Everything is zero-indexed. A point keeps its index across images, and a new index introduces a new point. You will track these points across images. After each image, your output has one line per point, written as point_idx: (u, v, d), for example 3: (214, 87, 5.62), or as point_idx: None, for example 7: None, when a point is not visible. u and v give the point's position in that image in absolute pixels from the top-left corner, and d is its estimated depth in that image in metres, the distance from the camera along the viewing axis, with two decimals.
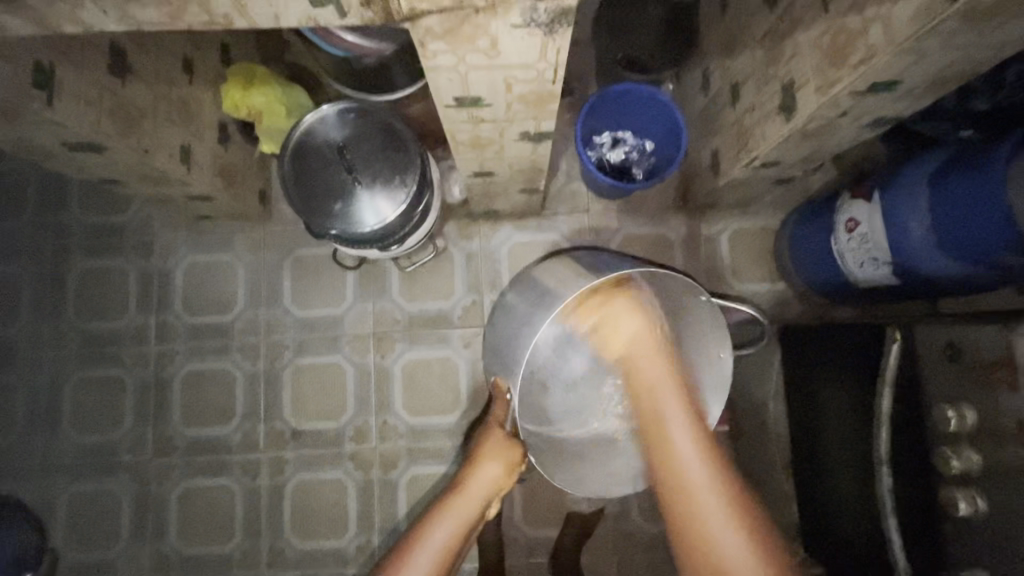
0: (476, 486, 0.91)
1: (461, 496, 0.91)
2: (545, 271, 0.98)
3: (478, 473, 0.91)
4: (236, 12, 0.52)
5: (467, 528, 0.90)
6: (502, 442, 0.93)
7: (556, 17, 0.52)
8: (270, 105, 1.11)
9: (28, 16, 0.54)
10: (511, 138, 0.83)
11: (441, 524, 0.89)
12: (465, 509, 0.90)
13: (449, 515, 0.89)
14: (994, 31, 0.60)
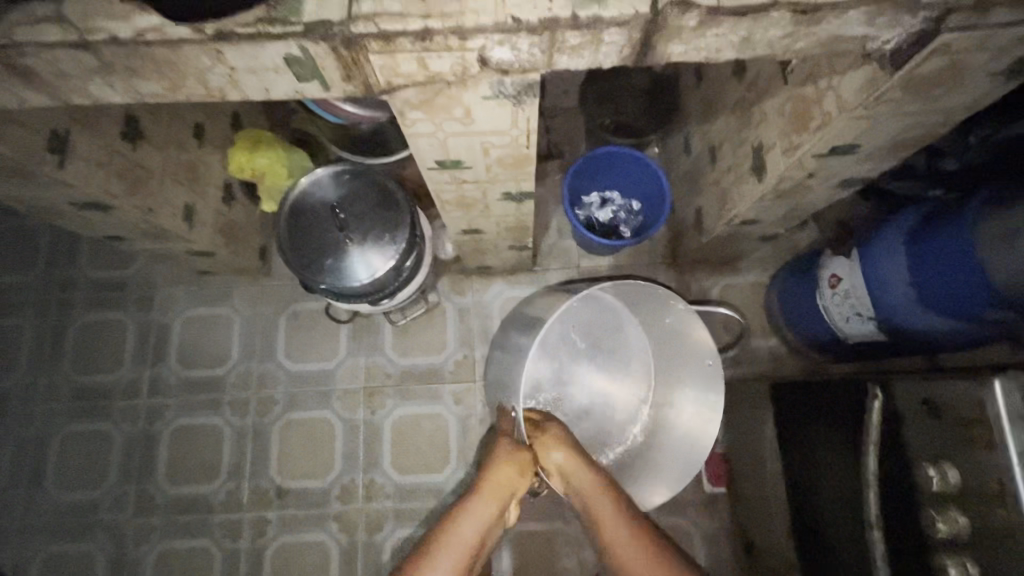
0: (504, 489, 0.79)
1: (483, 502, 0.76)
2: (529, 309, 1.05)
3: (506, 482, 0.79)
4: (229, 86, 0.57)
5: (485, 534, 0.74)
6: (526, 456, 0.82)
7: (522, 90, 0.57)
8: (272, 166, 1.17)
9: (42, 90, 0.59)
10: (494, 197, 0.87)
11: (461, 538, 0.72)
12: (483, 508, 0.75)
13: (465, 516, 0.74)
14: (935, 100, 0.63)
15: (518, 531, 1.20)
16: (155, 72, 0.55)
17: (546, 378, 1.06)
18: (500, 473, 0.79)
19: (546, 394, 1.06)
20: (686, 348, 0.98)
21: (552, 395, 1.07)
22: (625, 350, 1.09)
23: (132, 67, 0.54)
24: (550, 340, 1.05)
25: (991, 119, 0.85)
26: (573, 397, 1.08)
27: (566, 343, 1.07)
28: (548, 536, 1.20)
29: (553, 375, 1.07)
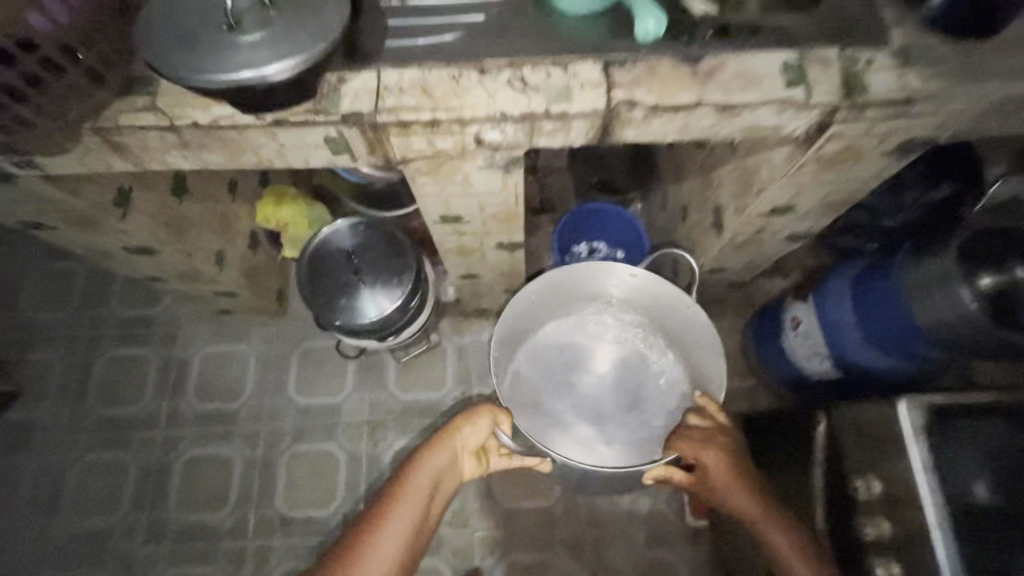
0: (450, 442, 0.89)
1: (432, 455, 0.87)
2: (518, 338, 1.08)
3: (451, 438, 0.89)
4: (277, 158, 0.72)
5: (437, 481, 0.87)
6: (464, 419, 0.90)
7: (509, 162, 0.72)
8: (295, 219, 1.32)
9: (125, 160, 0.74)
10: (490, 246, 1.01)
11: (415, 488, 0.84)
12: (437, 460, 0.87)
13: (420, 467, 0.86)
14: (847, 172, 0.78)
15: (509, 561, 1.26)
16: (221, 147, 0.70)
17: (562, 395, 1.07)
18: (445, 434, 0.90)
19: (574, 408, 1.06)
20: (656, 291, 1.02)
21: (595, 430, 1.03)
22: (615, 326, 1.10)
23: (203, 144, 0.69)
24: (540, 377, 1.08)
25: (918, 182, 0.99)
26: (608, 408, 1.05)
27: (562, 377, 1.08)
28: (539, 567, 1.25)
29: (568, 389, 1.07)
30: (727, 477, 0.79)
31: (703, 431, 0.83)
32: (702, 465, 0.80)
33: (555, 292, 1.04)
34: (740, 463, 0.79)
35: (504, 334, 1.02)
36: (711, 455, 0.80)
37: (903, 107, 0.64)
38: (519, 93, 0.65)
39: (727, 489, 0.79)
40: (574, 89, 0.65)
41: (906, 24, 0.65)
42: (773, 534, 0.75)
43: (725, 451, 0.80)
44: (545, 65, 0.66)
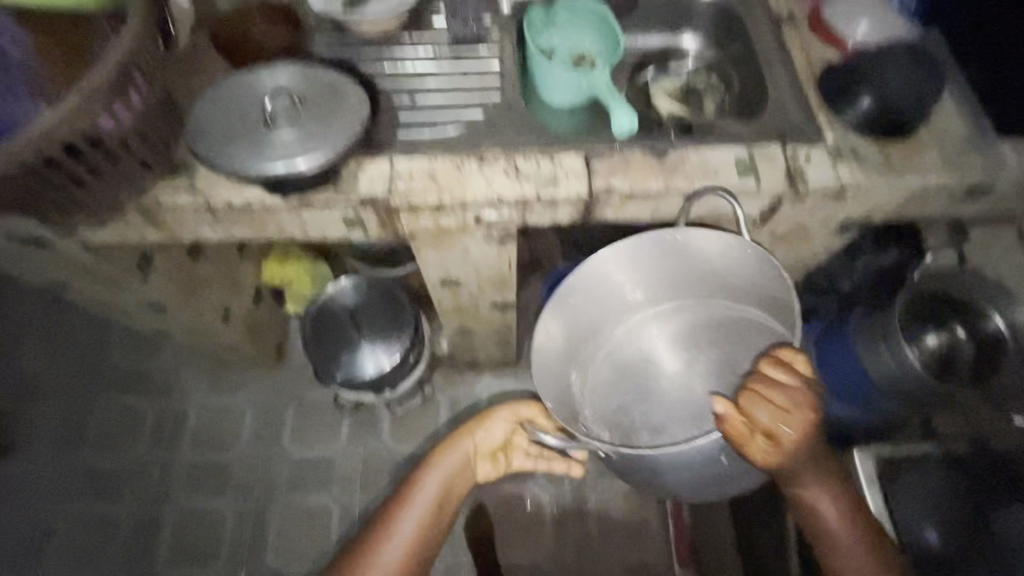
0: (466, 444, 0.92)
1: (446, 458, 0.90)
2: (551, 350, 0.84)
3: (465, 442, 0.92)
4: (297, 232, 0.81)
5: (452, 482, 0.90)
6: (479, 419, 0.93)
7: (504, 236, 0.82)
8: (298, 275, 1.39)
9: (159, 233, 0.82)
10: (484, 305, 1.09)
11: (427, 490, 0.87)
12: (451, 461, 0.90)
13: (437, 467, 0.89)
14: (800, 245, 0.89)
15: None
16: (249, 224, 0.79)
17: (628, 397, 0.86)
18: (462, 436, 0.92)
19: (654, 412, 0.84)
20: (691, 250, 0.81)
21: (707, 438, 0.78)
22: (664, 291, 0.88)
23: (233, 221, 0.78)
24: (609, 397, 0.86)
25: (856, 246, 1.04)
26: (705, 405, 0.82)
27: (638, 384, 0.86)
28: None
29: (633, 389, 0.86)
30: (796, 450, 0.69)
31: (785, 391, 0.70)
32: (777, 437, 0.69)
33: (583, 281, 0.82)
34: (814, 435, 0.70)
35: (549, 351, 0.84)
36: (790, 428, 0.69)
37: (838, 196, 0.76)
38: (512, 180, 0.75)
39: (783, 450, 0.69)
40: (559, 177, 0.76)
41: (834, 126, 0.78)
42: (816, 500, 0.74)
43: (808, 420, 0.69)
44: (534, 155, 0.77)
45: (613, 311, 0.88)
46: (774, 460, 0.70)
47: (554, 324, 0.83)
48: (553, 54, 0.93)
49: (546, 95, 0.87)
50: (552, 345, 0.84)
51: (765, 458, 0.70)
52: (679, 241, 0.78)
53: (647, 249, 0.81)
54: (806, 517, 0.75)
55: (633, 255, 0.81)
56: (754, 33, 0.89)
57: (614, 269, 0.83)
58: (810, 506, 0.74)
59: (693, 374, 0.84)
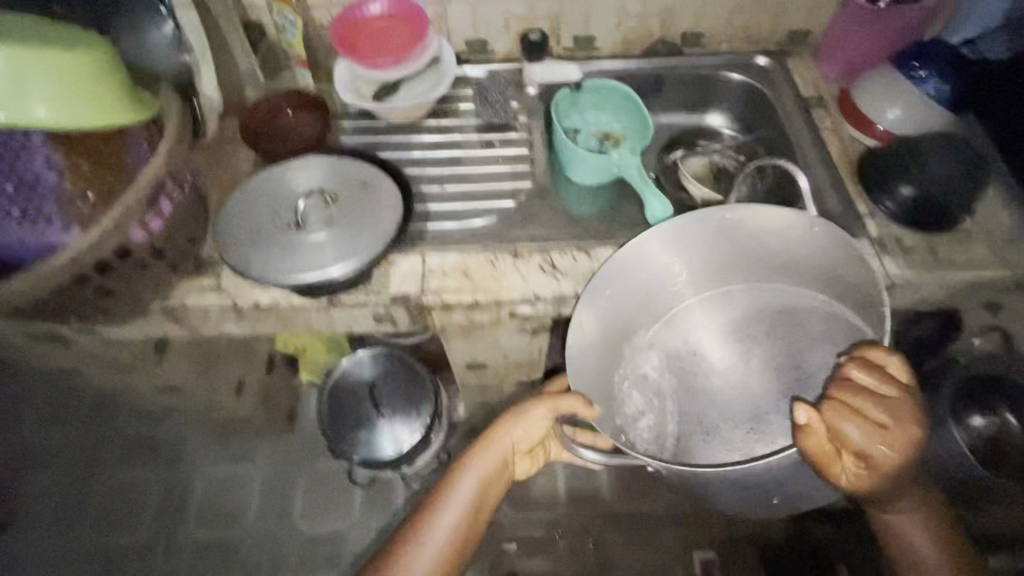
0: (499, 445, 0.75)
1: (471, 464, 0.74)
2: (591, 349, 0.73)
3: (496, 443, 0.75)
4: (324, 328, 0.78)
5: (488, 486, 0.74)
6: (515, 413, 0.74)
7: (536, 328, 0.79)
8: (314, 344, 1.28)
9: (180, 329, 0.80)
10: (511, 385, 1.05)
11: (448, 504, 0.72)
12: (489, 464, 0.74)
13: (473, 469, 0.73)
14: None
15: None
16: (274, 322, 0.76)
17: (675, 396, 0.78)
18: (493, 436, 0.75)
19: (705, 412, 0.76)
20: (751, 230, 0.71)
21: (767, 443, 0.72)
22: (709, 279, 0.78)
23: (258, 320, 0.75)
24: (660, 399, 0.77)
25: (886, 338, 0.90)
26: (765, 406, 0.74)
27: (685, 381, 0.78)
28: None
29: (678, 384, 0.78)
30: (892, 472, 0.58)
31: (884, 406, 0.59)
32: (868, 457, 0.58)
33: (623, 272, 0.72)
34: (916, 456, 0.59)
35: (589, 352, 0.72)
36: (887, 449, 0.57)
37: (886, 290, 0.73)
38: (549, 276, 0.73)
39: (876, 472, 0.59)
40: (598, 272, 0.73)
41: (875, 217, 0.77)
42: (899, 520, 0.65)
43: (912, 437, 0.58)
44: (570, 250, 0.75)
45: (653, 301, 0.78)
46: (859, 481, 0.60)
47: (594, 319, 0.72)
48: (579, 140, 0.91)
49: (569, 177, 0.85)
50: (592, 342, 0.73)
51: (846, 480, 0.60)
52: (730, 221, 0.70)
53: (694, 228, 0.71)
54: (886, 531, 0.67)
55: (679, 233, 0.72)
56: (784, 116, 0.89)
57: (658, 251, 0.73)
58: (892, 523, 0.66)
59: (746, 371, 0.77)
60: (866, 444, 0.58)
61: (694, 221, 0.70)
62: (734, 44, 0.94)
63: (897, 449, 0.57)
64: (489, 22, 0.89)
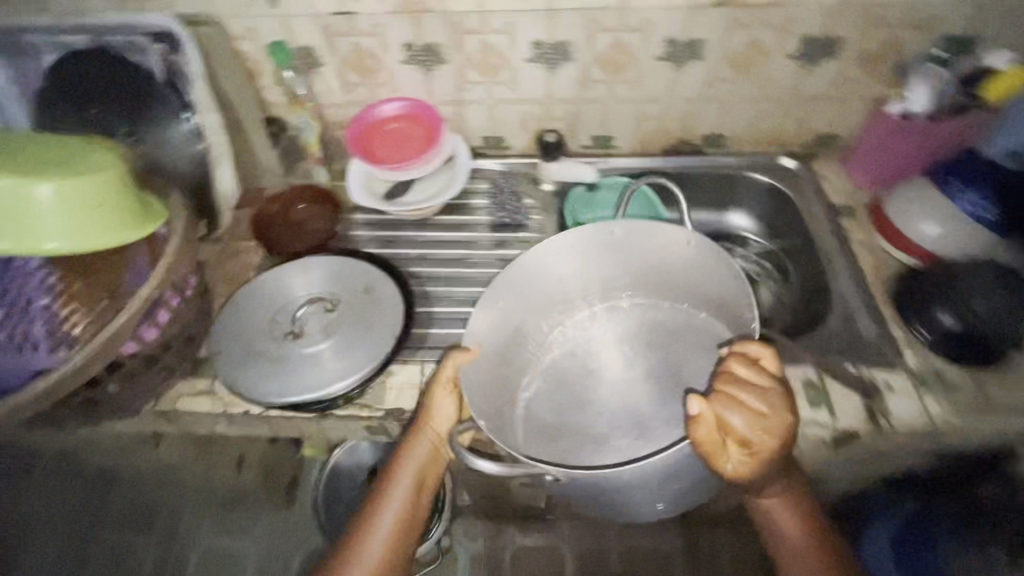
0: (438, 418, 0.64)
1: (416, 443, 0.64)
2: (484, 353, 0.66)
3: (430, 423, 0.64)
4: (315, 438, 0.74)
5: (428, 478, 0.64)
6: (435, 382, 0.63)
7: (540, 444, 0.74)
8: None
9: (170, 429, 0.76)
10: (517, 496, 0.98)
11: (397, 490, 0.63)
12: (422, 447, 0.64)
13: (407, 459, 0.63)
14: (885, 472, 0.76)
15: None
16: (264, 432, 0.72)
17: (559, 409, 0.69)
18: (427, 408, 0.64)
19: (586, 420, 0.67)
20: (646, 238, 0.68)
21: (655, 447, 0.61)
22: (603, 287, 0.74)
23: (248, 428, 0.72)
24: (544, 407, 0.69)
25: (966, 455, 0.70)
26: (649, 411, 0.65)
27: (574, 392, 0.70)
28: None
29: (563, 397, 0.70)
30: (772, 458, 0.56)
31: (764, 396, 0.55)
32: (752, 445, 0.55)
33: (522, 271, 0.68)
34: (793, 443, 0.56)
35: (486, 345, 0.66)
36: (766, 435, 0.55)
37: (931, 436, 0.65)
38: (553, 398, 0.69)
39: (752, 459, 0.55)
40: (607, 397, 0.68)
41: (912, 346, 0.71)
42: (774, 514, 0.60)
43: (788, 425, 0.55)
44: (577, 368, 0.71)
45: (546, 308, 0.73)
46: (747, 472, 0.56)
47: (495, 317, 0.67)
48: None
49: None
50: (489, 341, 0.67)
51: (736, 471, 0.56)
52: (619, 235, 0.68)
53: (589, 238, 0.68)
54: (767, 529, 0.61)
55: (575, 245, 0.69)
56: (812, 225, 0.85)
57: (560, 259, 0.69)
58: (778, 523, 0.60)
59: (634, 380, 0.69)
60: (742, 428, 0.55)
61: (595, 231, 0.68)
62: (759, 146, 0.91)
63: (773, 433, 0.55)
64: (507, 122, 0.88)
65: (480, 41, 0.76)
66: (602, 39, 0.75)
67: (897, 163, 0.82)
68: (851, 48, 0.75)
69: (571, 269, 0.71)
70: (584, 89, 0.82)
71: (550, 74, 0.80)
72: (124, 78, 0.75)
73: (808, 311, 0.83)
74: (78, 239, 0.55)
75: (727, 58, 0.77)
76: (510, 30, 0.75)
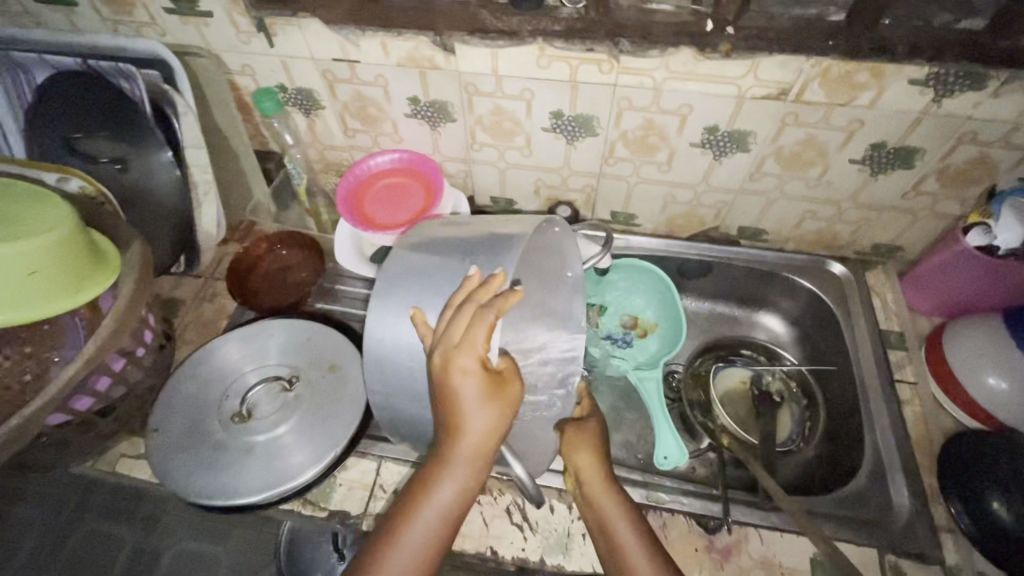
0: (470, 436, 0.44)
1: (446, 470, 0.45)
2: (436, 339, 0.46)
3: (466, 435, 0.44)
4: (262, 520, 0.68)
5: (465, 500, 0.46)
6: (462, 347, 0.43)
7: None
8: None
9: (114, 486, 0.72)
10: None
11: (407, 538, 0.45)
12: (462, 467, 0.45)
13: (443, 480, 0.45)
14: None
15: None
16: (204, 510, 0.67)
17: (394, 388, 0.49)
18: (456, 422, 0.44)
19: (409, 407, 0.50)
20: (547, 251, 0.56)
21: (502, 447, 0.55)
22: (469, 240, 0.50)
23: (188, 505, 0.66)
24: (393, 381, 0.48)
25: None
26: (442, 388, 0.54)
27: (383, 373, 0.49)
28: None
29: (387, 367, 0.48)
30: (598, 468, 0.54)
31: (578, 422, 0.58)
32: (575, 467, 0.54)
33: (497, 232, 0.50)
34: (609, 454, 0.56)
35: (420, 282, 0.47)
36: (580, 452, 0.55)
37: None
38: (517, 529, 0.60)
39: (584, 471, 0.54)
40: (574, 541, 0.59)
41: (952, 534, 0.59)
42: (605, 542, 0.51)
43: (596, 432, 0.57)
44: (548, 495, 0.62)
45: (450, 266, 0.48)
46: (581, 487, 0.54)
47: (448, 252, 0.49)
48: (601, 323, 0.80)
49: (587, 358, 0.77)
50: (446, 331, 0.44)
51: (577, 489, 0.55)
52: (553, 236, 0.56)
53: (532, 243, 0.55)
54: (607, 551, 0.51)
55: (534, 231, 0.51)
56: (853, 351, 0.72)
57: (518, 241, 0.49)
58: (604, 512, 0.52)
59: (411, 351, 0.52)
60: (564, 446, 0.56)
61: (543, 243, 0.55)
62: (802, 243, 0.79)
63: (583, 437, 0.56)
64: (518, 185, 0.80)
65: (491, 104, 0.67)
66: (632, 117, 0.65)
67: (968, 289, 0.69)
68: (930, 161, 0.63)
69: (499, 238, 0.50)
70: (607, 164, 0.72)
71: (569, 145, 0.70)
72: (97, 96, 0.68)
73: (837, 453, 0.70)
74: (64, 290, 0.53)
75: (777, 153, 0.66)
76: (526, 97, 0.65)
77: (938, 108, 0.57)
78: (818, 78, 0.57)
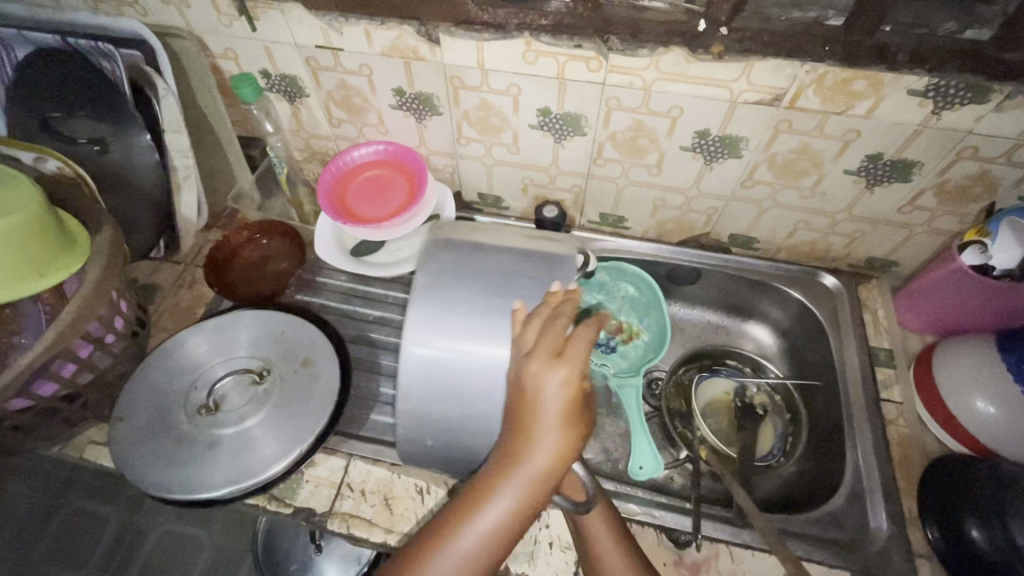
0: (542, 447, 0.43)
1: (510, 474, 0.44)
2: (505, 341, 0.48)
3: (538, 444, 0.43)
4: None
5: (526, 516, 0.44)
6: (562, 358, 0.44)
7: None
8: None
9: None
10: None
11: (465, 538, 0.43)
12: (531, 477, 0.43)
13: (508, 487, 0.43)
14: None
15: None
16: None
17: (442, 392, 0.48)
18: (533, 431, 0.44)
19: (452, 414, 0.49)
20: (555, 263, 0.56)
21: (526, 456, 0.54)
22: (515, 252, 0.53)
23: None
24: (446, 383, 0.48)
25: None
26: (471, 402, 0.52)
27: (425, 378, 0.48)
28: None
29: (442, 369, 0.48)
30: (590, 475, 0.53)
31: None
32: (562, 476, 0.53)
33: (539, 245, 0.54)
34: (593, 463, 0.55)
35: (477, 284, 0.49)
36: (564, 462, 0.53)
37: None
38: None
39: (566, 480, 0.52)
40: (540, 549, 0.58)
41: (926, 559, 0.58)
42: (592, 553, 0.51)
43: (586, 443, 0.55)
44: None
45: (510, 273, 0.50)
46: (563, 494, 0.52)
47: (506, 259, 0.51)
48: None
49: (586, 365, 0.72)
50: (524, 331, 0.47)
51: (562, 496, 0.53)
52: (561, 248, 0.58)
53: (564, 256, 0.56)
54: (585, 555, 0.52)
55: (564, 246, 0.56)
56: (840, 366, 0.70)
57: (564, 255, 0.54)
58: (591, 525, 0.51)
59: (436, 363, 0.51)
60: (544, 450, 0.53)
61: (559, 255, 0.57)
62: (793, 254, 0.77)
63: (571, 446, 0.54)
64: (505, 183, 0.78)
65: (478, 98, 0.65)
66: (621, 117, 0.63)
67: (961, 309, 0.66)
68: (928, 175, 0.60)
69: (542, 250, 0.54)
70: (595, 165, 0.70)
71: (557, 144, 0.69)
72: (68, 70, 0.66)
73: (818, 469, 0.69)
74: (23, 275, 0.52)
75: (769, 161, 0.63)
76: (513, 92, 0.63)
77: (937, 120, 0.55)
78: (813, 85, 0.54)
